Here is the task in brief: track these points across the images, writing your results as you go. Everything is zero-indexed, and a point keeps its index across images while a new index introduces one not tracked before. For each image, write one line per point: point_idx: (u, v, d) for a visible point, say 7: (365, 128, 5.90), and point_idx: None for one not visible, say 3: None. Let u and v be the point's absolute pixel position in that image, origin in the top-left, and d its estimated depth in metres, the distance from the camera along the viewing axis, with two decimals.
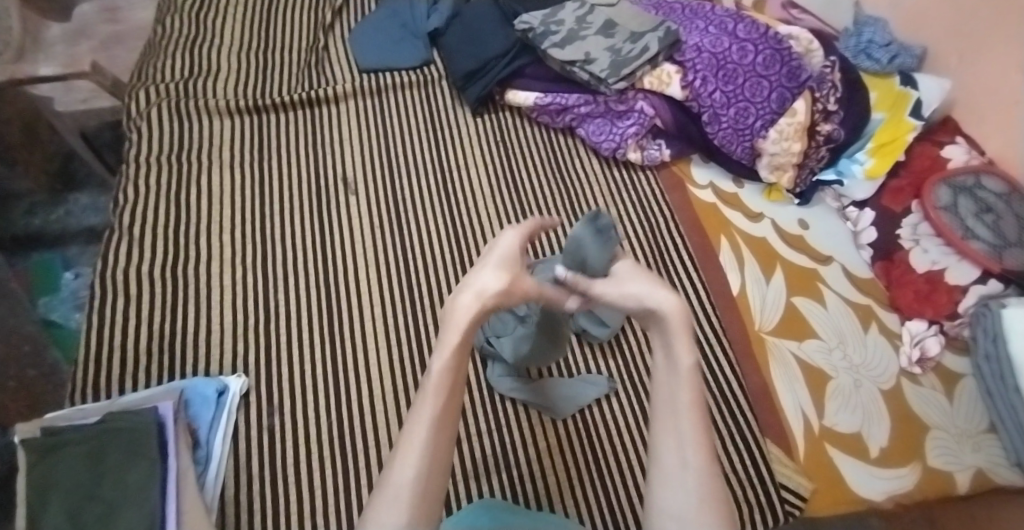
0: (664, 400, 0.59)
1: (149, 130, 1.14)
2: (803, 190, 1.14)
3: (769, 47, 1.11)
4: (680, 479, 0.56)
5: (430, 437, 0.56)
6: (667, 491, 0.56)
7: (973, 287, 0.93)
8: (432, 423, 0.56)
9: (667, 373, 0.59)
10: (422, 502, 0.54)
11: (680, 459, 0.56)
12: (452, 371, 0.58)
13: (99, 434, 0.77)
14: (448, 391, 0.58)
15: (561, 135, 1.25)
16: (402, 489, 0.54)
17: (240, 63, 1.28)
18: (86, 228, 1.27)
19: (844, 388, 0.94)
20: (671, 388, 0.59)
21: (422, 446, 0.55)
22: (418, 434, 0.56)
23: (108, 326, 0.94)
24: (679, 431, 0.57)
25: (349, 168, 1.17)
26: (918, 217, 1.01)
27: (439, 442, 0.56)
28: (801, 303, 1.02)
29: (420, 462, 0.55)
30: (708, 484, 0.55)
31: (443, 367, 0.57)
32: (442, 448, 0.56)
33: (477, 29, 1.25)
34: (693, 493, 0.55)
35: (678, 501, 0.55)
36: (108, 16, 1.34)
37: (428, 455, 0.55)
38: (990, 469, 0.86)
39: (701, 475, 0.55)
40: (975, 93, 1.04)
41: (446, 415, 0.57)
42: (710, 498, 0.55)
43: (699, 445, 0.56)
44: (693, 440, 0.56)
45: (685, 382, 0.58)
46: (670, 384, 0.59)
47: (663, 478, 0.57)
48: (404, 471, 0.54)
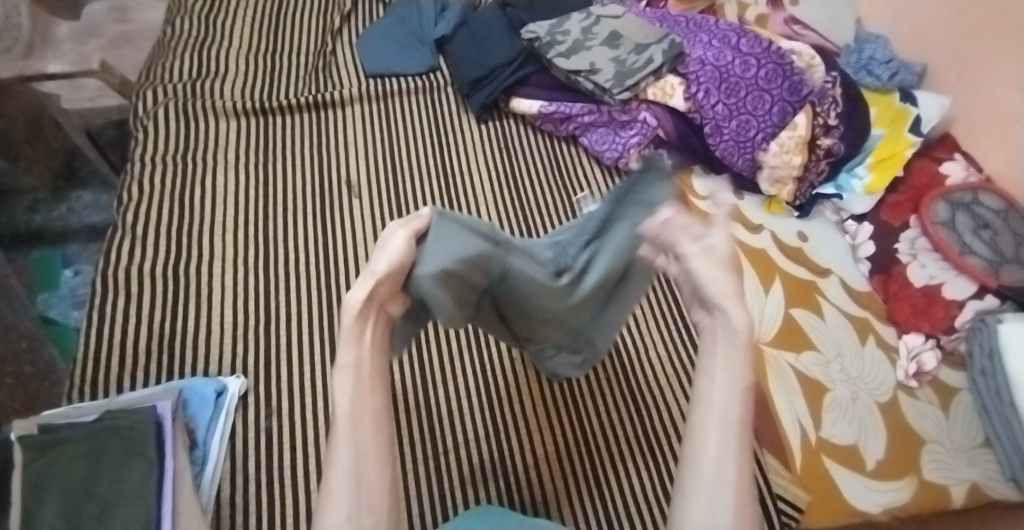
0: (705, 403, 0.55)
1: (156, 129, 1.14)
2: (802, 203, 1.14)
3: (772, 61, 1.13)
4: (712, 487, 0.52)
5: (352, 434, 0.54)
6: (698, 495, 0.52)
7: (970, 302, 0.94)
8: (352, 418, 0.54)
9: (714, 369, 0.56)
10: (366, 496, 0.53)
11: (718, 466, 0.52)
12: (357, 366, 0.55)
13: (97, 432, 0.77)
14: (359, 384, 0.55)
15: (564, 143, 1.25)
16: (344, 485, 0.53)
17: (247, 66, 1.29)
18: (87, 226, 1.27)
19: (841, 401, 0.94)
20: (722, 393, 0.55)
21: (352, 439, 0.54)
22: (342, 433, 0.54)
23: (109, 322, 0.94)
24: (721, 430, 0.54)
25: (353, 172, 1.18)
26: (915, 232, 1.02)
27: (367, 437, 0.54)
28: (800, 315, 1.02)
29: (354, 455, 0.53)
30: (744, 499, 0.52)
31: (349, 364, 0.55)
32: (370, 436, 0.54)
33: (482, 37, 1.27)
34: (729, 504, 0.51)
35: (712, 506, 0.51)
36: (117, 15, 1.36)
37: (358, 446, 0.53)
38: (985, 483, 0.87)
39: (741, 488, 0.52)
40: (975, 111, 1.06)
41: (372, 408, 0.55)
42: (746, 513, 0.51)
43: (738, 451, 0.53)
44: (736, 450, 0.53)
45: (734, 395, 0.55)
46: (722, 388, 0.55)
47: (693, 479, 0.53)
48: (339, 470, 0.53)
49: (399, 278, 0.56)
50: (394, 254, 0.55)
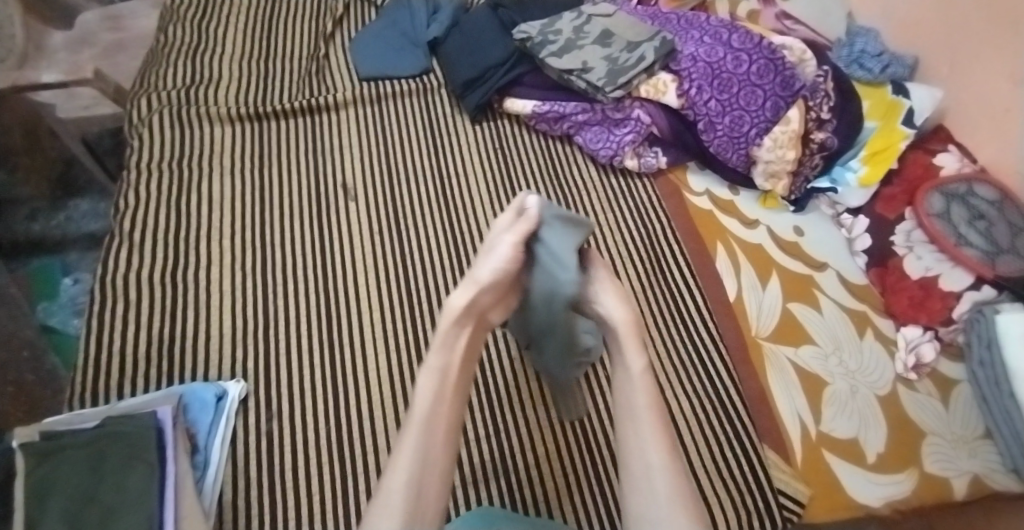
0: (625, 411, 0.62)
1: (152, 137, 1.15)
2: (798, 197, 1.15)
3: (763, 57, 1.13)
4: (648, 481, 0.59)
5: (422, 440, 0.57)
6: (638, 491, 0.59)
7: (967, 293, 0.94)
8: (424, 425, 0.57)
9: (622, 379, 0.62)
10: (422, 503, 0.56)
11: (644, 457, 0.59)
12: (444, 370, 0.59)
13: (97, 439, 0.77)
14: (440, 390, 0.59)
15: (559, 143, 1.26)
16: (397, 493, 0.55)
17: (242, 72, 1.29)
18: (86, 234, 1.27)
19: (841, 395, 0.94)
20: (629, 390, 0.62)
21: (420, 446, 0.57)
22: (411, 437, 0.57)
23: (109, 329, 0.94)
24: (639, 429, 0.60)
25: (349, 175, 1.18)
26: (911, 224, 1.02)
27: (434, 445, 0.58)
28: (798, 309, 1.02)
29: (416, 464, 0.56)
30: (674, 478, 0.59)
31: (434, 368, 0.59)
32: (442, 443, 0.58)
33: (474, 38, 1.27)
34: (663, 489, 0.58)
35: (649, 497, 0.58)
36: (111, 23, 1.36)
37: (423, 453, 0.56)
38: (986, 475, 0.87)
39: (667, 469, 0.59)
40: (968, 102, 1.06)
41: (448, 408, 0.59)
42: (678, 492, 0.58)
43: (659, 443, 0.60)
44: (654, 438, 0.60)
45: (640, 389, 0.61)
46: (627, 386, 0.62)
47: (635, 480, 0.60)
48: (399, 473, 0.56)
49: (503, 282, 0.59)
50: (503, 258, 0.57)
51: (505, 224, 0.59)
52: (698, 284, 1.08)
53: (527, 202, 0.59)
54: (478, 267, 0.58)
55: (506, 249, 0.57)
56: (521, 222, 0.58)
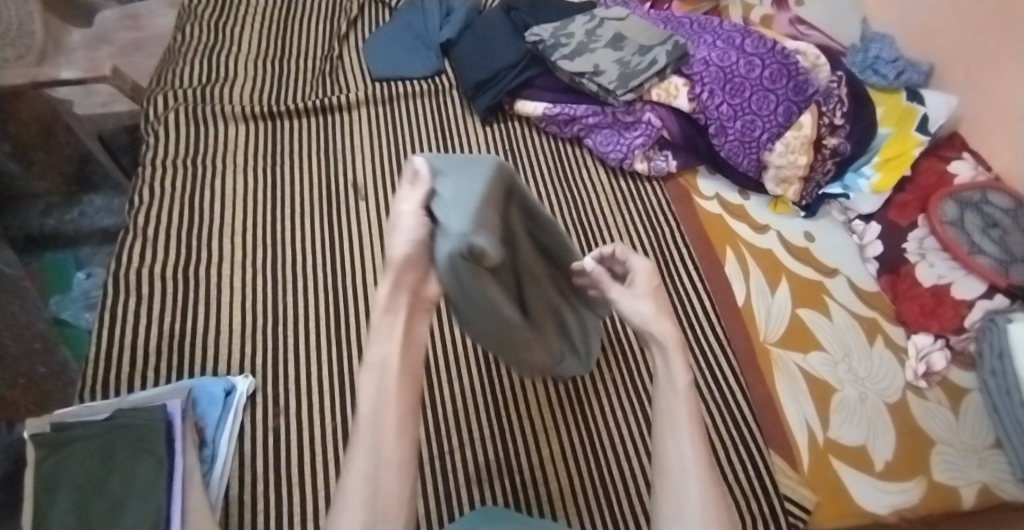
0: (664, 417, 0.61)
1: (167, 134, 1.16)
2: (809, 203, 1.14)
3: (776, 62, 1.13)
4: (682, 489, 0.57)
5: (371, 435, 0.55)
6: (670, 500, 0.57)
7: (980, 302, 0.92)
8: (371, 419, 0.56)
9: (665, 389, 0.61)
10: (382, 503, 0.54)
11: (680, 465, 0.57)
12: (383, 364, 0.58)
13: (108, 429, 0.78)
14: (383, 383, 0.57)
15: (569, 145, 1.26)
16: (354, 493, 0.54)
17: (255, 71, 1.31)
18: (100, 230, 1.29)
19: (850, 402, 0.94)
20: (668, 398, 0.61)
21: (371, 442, 0.55)
22: (361, 440, 0.55)
23: (121, 324, 0.95)
24: (677, 438, 0.59)
25: (360, 175, 1.19)
26: (924, 231, 1.01)
27: (384, 440, 0.55)
28: (807, 315, 1.02)
29: (369, 460, 0.54)
30: (710, 489, 0.56)
31: (372, 363, 0.58)
32: (393, 439, 0.55)
33: (487, 40, 1.28)
34: (697, 499, 0.56)
35: (683, 505, 0.56)
36: (129, 22, 1.39)
37: (375, 449, 0.55)
38: (996, 485, 0.86)
39: (702, 479, 0.57)
40: (983, 110, 1.05)
41: (396, 405, 0.57)
42: (715, 505, 0.55)
43: (697, 450, 0.58)
44: (691, 447, 0.58)
45: (680, 396, 0.60)
46: (668, 394, 0.61)
47: (666, 486, 0.58)
48: (355, 473, 0.54)
49: (421, 257, 0.59)
50: (412, 229, 0.58)
51: (404, 195, 0.59)
52: (707, 288, 1.08)
53: (415, 163, 0.60)
54: (390, 246, 0.58)
55: (409, 219, 0.58)
56: (417, 189, 0.59)
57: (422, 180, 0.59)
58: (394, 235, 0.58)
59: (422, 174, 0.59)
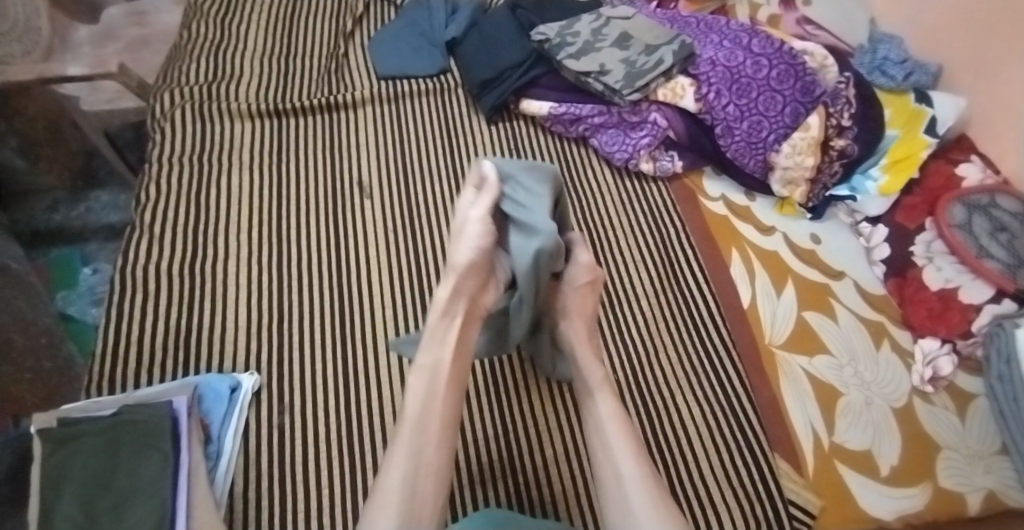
0: (595, 429, 0.70)
1: (173, 130, 1.16)
2: (815, 204, 1.13)
3: (784, 62, 1.12)
4: (625, 487, 0.65)
5: (412, 442, 0.64)
6: (616, 502, 0.65)
7: (987, 306, 0.92)
8: (412, 431, 0.64)
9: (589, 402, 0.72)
10: (417, 502, 0.61)
11: (616, 466, 0.66)
12: (432, 370, 0.67)
13: (114, 426, 0.78)
14: (427, 395, 0.66)
15: (574, 145, 1.26)
16: (390, 496, 0.61)
17: (261, 69, 1.31)
18: (106, 226, 1.30)
19: (855, 406, 0.93)
20: (593, 409, 0.71)
21: (409, 449, 0.63)
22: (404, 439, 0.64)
23: (127, 320, 0.95)
24: (611, 441, 0.68)
25: (365, 172, 1.19)
26: (931, 234, 1.00)
27: (424, 448, 0.64)
28: (813, 318, 1.01)
29: (406, 464, 0.62)
30: (649, 486, 0.65)
31: (420, 368, 0.68)
32: (432, 449, 0.64)
33: (492, 38, 1.27)
34: (642, 496, 0.64)
35: (626, 502, 0.64)
36: (135, 19, 1.39)
37: (414, 456, 0.63)
38: (1002, 491, 0.86)
39: (642, 477, 0.65)
40: (992, 112, 1.04)
41: (439, 417, 0.66)
42: (657, 499, 0.64)
43: (630, 453, 0.67)
44: (624, 447, 0.67)
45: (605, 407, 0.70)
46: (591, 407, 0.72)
47: (611, 490, 0.66)
48: (393, 475, 0.62)
49: (481, 265, 0.68)
50: (476, 234, 0.67)
51: (471, 200, 0.68)
52: (712, 290, 1.07)
53: (484, 169, 0.69)
54: (456, 252, 0.67)
55: (475, 226, 0.67)
56: (483, 194, 0.67)
57: (489, 188, 0.67)
58: (459, 242, 0.68)
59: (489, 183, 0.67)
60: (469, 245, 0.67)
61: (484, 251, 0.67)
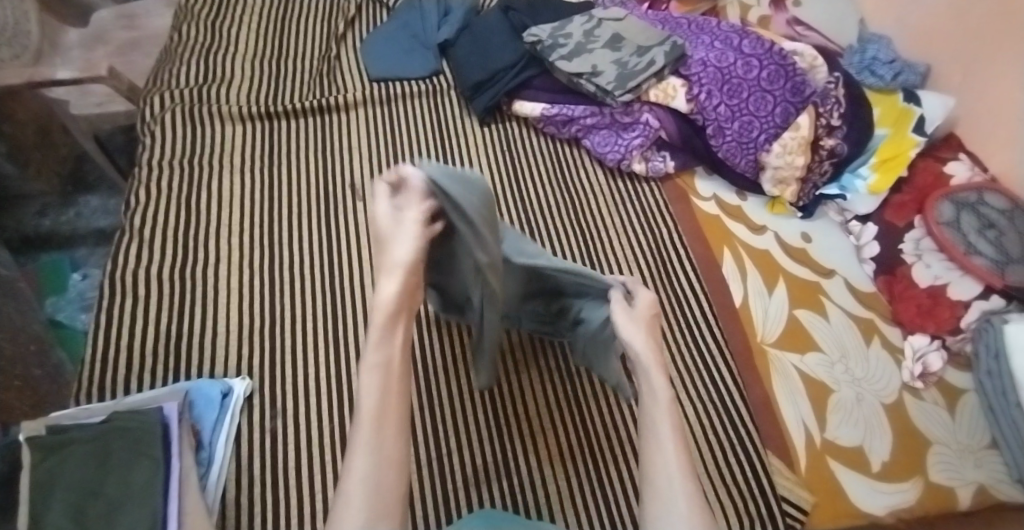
0: (649, 435, 0.68)
1: (163, 134, 1.16)
2: (806, 203, 1.14)
3: (774, 63, 1.13)
4: (669, 492, 0.63)
5: (374, 435, 0.62)
6: (658, 507, 0.62)
7: (976, 302, 0.93)
8: (373, 422, 0.63)
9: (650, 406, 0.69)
10: (380, 501, 0.59)
11: (665, 471, 0.64)
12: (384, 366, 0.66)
13: (104, 433, 0.78)
14: (385, 386, 0.65)
15: (567, 146, 1.26)
16: (355, 493, 0.59)
17: (252, 71, 1.30)
18: (95, 230, 1.29)
19: (846, 403, 0.94)
20: (652, 410, 0.69)
21: (369, 445, 0.62)
22: (363, 438, 0.62)
23: (118, 325, 0.95)
24: (664, 448, 0.66)
25: (357, 175, 1.19)
26: (920, 232, 1.02)
27: (386, 438, 0.62)
28: (804, 316, 1.02)
29: (371, 458, 0.61)
30: (691, 494, 0.62)
31: (372, 366, 0.65)
32: (391, 442, 0.63)
33: (485, 40, 1.27)
34: (681, 502, 0.62)
35: (668, 508, 0.62)
36: (125, 22, 1.38)
37: (378, 452, 0.61)
38: (992, 485, 0.87)
39: (685, 485, 0.63)
40: (979, 111, 1.05)
41: (392, 408, 0.65)
42: (696, 507, 0.61)
43: (680, 461, 0.65)
44: (675, 454, 0.65)
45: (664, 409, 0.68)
46: (652, 407, 0.69)
47: (656, 492, 0.63)
48: (355, 473, 0.60)
49: (417, 265, 0.69)
50: (409, 237, 0.68)
51: (403, 204, 0.69)
52: (705, 290, 1.07)
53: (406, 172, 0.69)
54: (392, 255, 0.68)
55: (409, 230, 0.68)
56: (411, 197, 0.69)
57: (420, 218, 0.68)
58: (384, 274, 0.68)
59: (420, 211, 0.68)
60: (398, 252, 0.68)
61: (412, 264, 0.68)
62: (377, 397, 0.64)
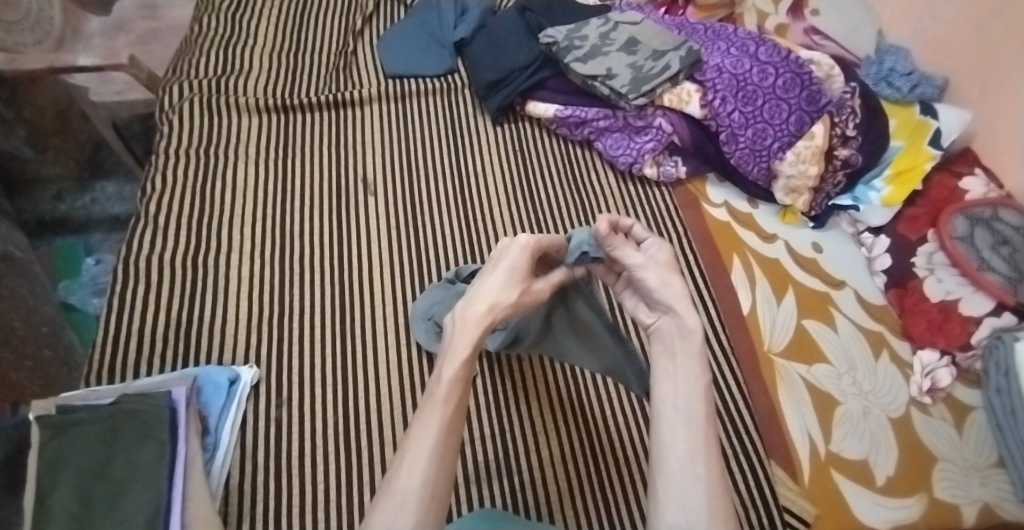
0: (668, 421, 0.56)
1: (180, 123, 1.17)
2: (818, 213, 1.14)
3: (790, 71, 1.12)
4: (683, 489, 0.52)
5: (438, 444, 0.55)
6: (674, 509, 0.52)
7: (987, 319, 0.92)
8: (440, 429, 0.56)
9: (681, 387, 0.57)
10: (432, 507, 0.53)
11: (691, 462, 0.53)
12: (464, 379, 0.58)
13: (112, 415, 0.78)
14: (455, 397, 0.57)
15: (579, 148, 1.26)
16: (409, 494, 0.52)
17: (269, 65, 1.31)
18: (110, 216, 1.31)
19: (853, 416, 0.93)
20: (683, 393, 0.56)
21: (432, 451, 0.54)
22: (426, 443, 0.55)
23: (128, 309, 0.96)
24: (690, 439, 0.54)
25: (370, 169, 1.19)
26: (933, 246, 1.01)
27: (448, 449, 0.55)
28: (812, 327, 1.01)
29: (430, 467, 0.54)
30: (716, 494, 0.52)
31: (452, 377, 0.58)
32: (449, 451, 0.55)
33: (501, 40, 1.28)
34: (701, 501, 0.52)
35: (684, 512, 0.51)
36: (146, 12, 1.40)
37: (438, 457, 0.54)
38: (997, 504, 0.86)
39: (712, 483, 0.52)
40: (996, 126, 1.04)
41: (455, 416, 0.57)
42: (720, 506, 0.52)
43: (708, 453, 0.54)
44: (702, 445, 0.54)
45: (696, 392, 0.56)
46: (683, 389, 0.57)
47: (667, 486, 0.53)
48: (412, 475, 0.53)
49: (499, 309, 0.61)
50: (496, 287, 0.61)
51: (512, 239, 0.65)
52: (713, 298, 1.07)
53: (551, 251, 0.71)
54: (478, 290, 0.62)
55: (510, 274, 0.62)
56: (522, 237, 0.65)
57: (523, 264, 0.63)
58: (474, 299, 0.61)
59: (523, 257, 0.63)
60: (482, 302, 0.61)
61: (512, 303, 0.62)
62: (440, 404, 0.57)
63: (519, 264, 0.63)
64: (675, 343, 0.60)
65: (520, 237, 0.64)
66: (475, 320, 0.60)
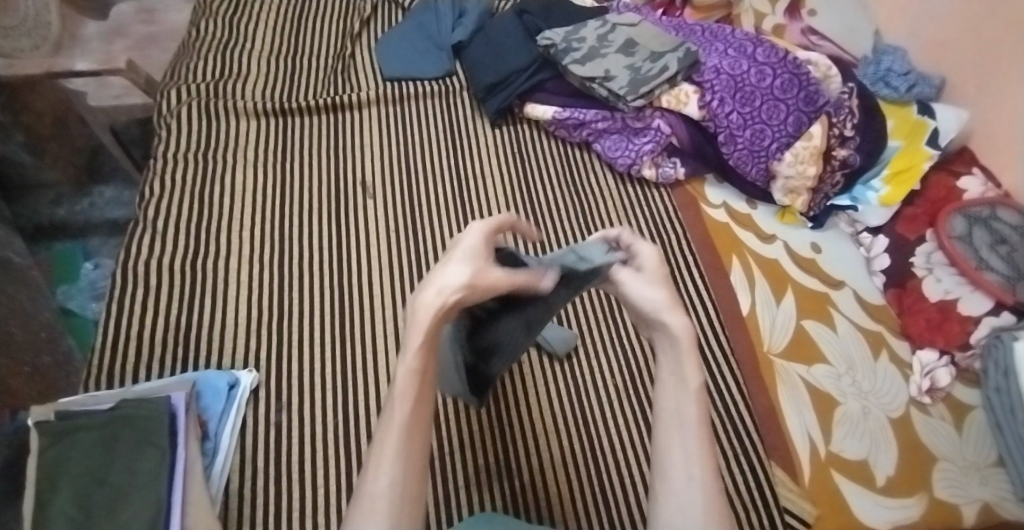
0: (665, 427, 0.58)
1: (178, 127, 1.17)
2: (817, 214, 1.14)
3: (788, 72, 1.13)
4: (683, 493, 0.55)
5: (402, 443, 0.54)
6: (671, 511, 0.54)
7: (986, 318, 0.92)
8: (404, 428, 0.55)
9: (673, 391, 0.59)
10: (404, 507, 0.53)
11: (686, 467, 0.56)
12: (422, 373, 0.56)
13: (111, 421, 0.78)
14: (419, 393, 0.56)
15: (578, 149, 1.26)
16: (378, 498, 0.52)
17: (265, 68, 1.31)
18: (109, 221, 1.31)
19: (852, 415, 0.93)
20: (675, 398, 0.58)
21: (397, 451, 0.54)
22: (391, 440, 0.54)
23: (127, 314, 0.96)
24: (684, 444, 0.56)
25: (369, 172, 1.19)
26: (932, 246, 1.01)
27: (414, 447, 0.55)
28: (812, 327, 1.01)
29: (397, 468, 0.54)
30: (713, 495, 0.54)
31: (409, 372, 0.55)
32: (416, 449, 0.55)
33: (499, 42, 1.28)
34: (698, 503, 0.54)
35: (681, 514, 0.54)
36: (144, 16, 1.41)
37: (404, 458, 0.54)
38: (997, 503, 0.86)
39: (707, 486, 0.55)
40: (994, 125, 1.05)
41: (418, 412, 0.56)
42: (716, 506, 0.54)
43: (703, 457, 0.56)
44: (697, 449, 0.56)
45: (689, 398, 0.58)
46: (675, 394, 0.59)
47: (666, 489, 0.56)
48: (380, 478, 0.53)
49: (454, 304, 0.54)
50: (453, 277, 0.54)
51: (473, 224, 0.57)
52: (711, 298, 1.08)
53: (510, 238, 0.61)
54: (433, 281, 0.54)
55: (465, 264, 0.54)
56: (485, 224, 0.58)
57: (479, 251, 0.56)
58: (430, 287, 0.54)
59: (479, 244, 0.56)
60: (436, 291, 0.54)
61: (470, 291, 0.54)
62: (403, 404, 0.55)
63: (474, 249, 0.56)
64: (666, 351, 0.60)
65: (476, 223, 0.57)
66: (426, 310, 0.53)
